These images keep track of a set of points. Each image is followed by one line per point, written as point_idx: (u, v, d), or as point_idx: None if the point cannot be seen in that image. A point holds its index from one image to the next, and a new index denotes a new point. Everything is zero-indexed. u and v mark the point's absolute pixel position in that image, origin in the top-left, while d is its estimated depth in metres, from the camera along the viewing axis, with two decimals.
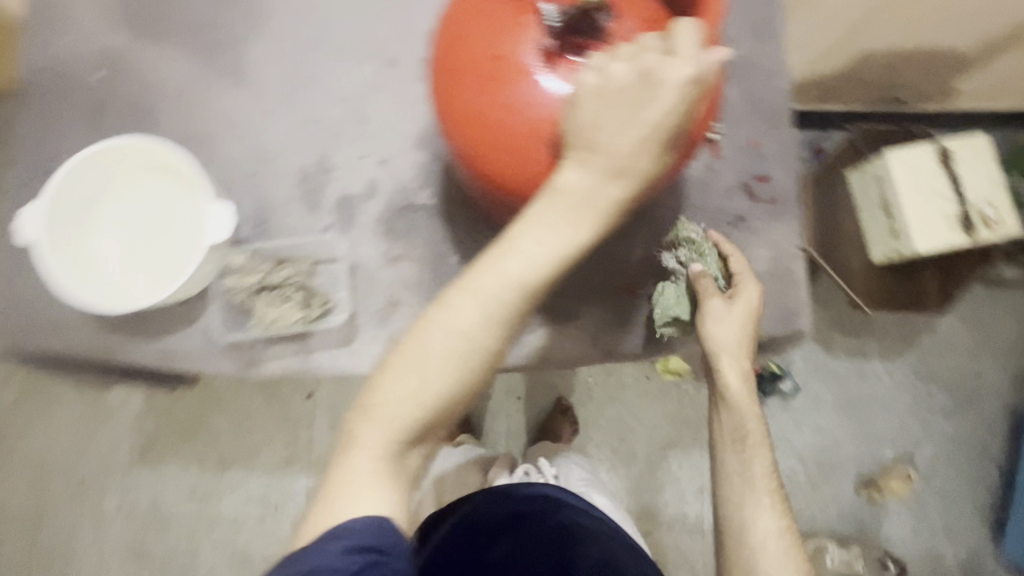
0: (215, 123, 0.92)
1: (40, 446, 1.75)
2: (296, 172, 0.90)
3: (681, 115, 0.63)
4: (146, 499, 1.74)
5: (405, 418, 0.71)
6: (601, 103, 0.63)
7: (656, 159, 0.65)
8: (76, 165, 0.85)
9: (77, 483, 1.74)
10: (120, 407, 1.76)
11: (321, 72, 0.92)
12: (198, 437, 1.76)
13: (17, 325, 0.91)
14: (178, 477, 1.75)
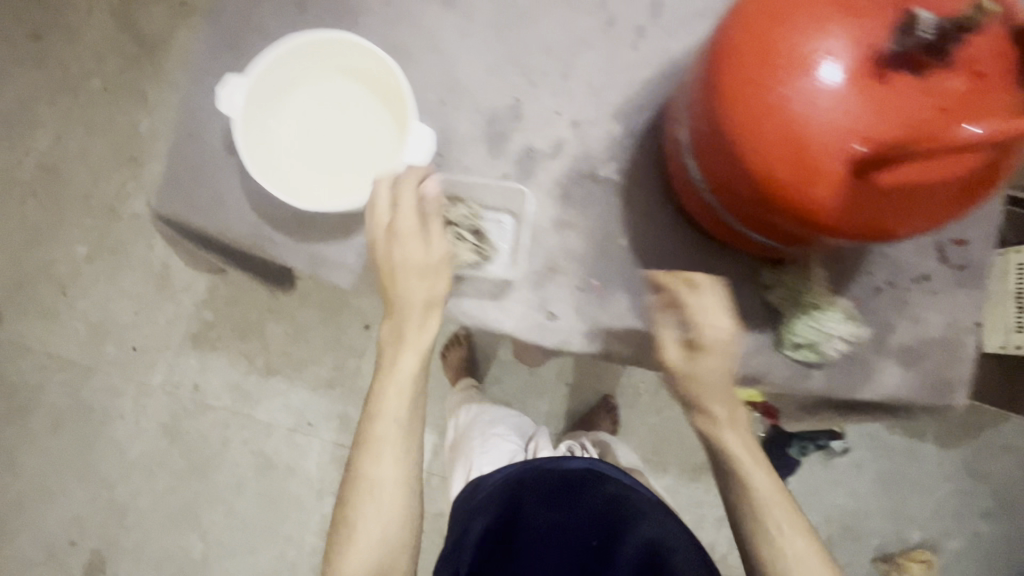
0: (412, 40, 0.77)
1: (102, 307, 1.78)
2: (484, 113, 0.76)
3: (824, 174, 0.53)
4: (190, 383, 1.77)
5: (390, 444, 0.80)
6: (747, 131, 0.56)
7: (786, 212, 0.57)
8: (285, 46, 0.67)
9: (130, 350, 1.78)
10: (184, 289, 1.78)
11: (541, 10, 0.77)
12: (251, 337, 1.77)
13: (163, 184, 0.76)
14: (224, 370, 1.77)
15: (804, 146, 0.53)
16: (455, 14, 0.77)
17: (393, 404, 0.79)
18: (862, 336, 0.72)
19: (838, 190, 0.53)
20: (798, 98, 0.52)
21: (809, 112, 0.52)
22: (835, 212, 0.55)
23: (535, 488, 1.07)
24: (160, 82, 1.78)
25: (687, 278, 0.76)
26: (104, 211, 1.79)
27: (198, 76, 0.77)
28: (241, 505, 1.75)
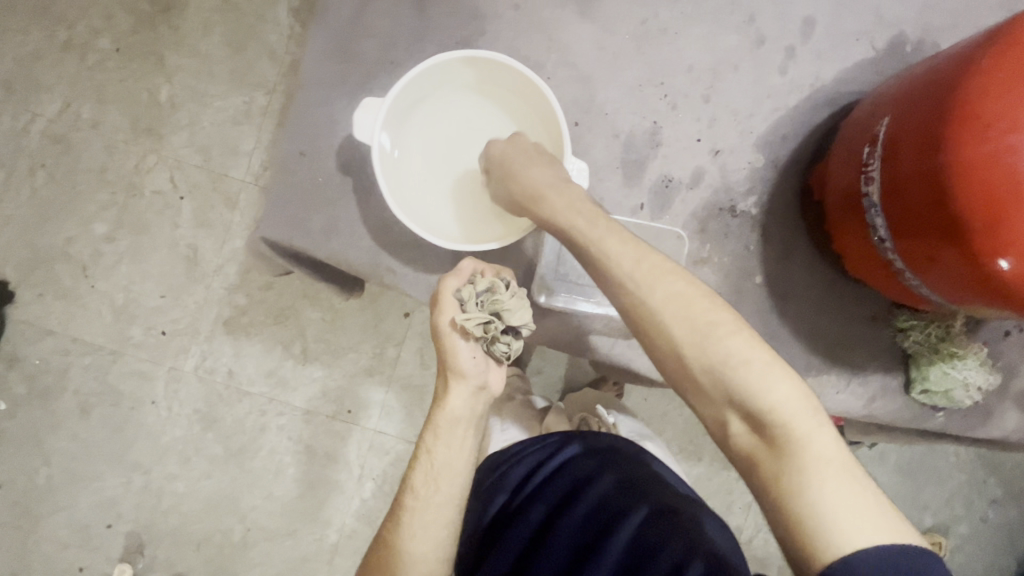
0: (547, 55, 0.71)
1: (123, 286, 1.32)
2: (621, 137, 0.71)
3: (994, 214, 0.46)
4: (225, 369, 1.33)
5: (435, 521, 0.64)
6: (923, 154, 0.52)
7: (941, 245, 0.51)
8: (426, 66, 0.61)
9: (156, 335, 1.33)
10: (216, 263, 1.33)
11: (685, 28, 0.71)
12: (287, 322, 1.33)
13: (270, 206, 0.70)
14: (258, 358, 1.33)
15: (976, 180, 0.47)
16: (592, 27, 0.71)
17: (441, 462, 0.66)
18: (991, 382, 0.72)
19: (1007, 241, 0.46)
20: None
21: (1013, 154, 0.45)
22: (1016, 274, 0.47)
23: (533, 457, 0.78)
24: (177, 44, 1.32)
25: (816, 317, 0.73)
26: (122, 182, 1.32)
27: (304, 84, 0.70)
28: (269, 523, 1.32)
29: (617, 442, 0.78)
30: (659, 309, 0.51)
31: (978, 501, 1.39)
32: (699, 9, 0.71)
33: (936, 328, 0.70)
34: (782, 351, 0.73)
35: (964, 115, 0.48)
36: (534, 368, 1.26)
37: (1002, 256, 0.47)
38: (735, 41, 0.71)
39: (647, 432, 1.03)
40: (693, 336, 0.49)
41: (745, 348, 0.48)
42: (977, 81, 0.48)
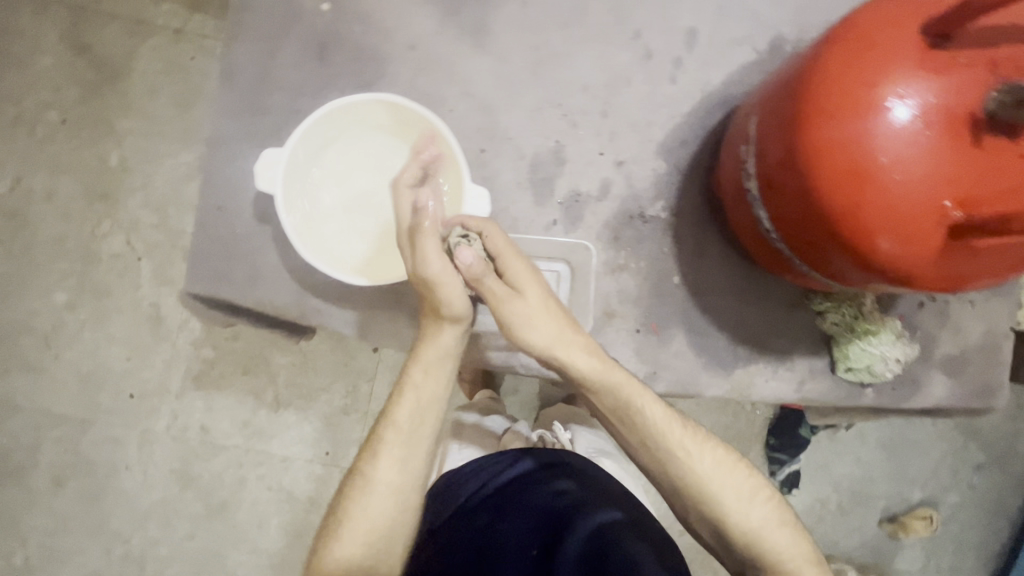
0: (449, 89, 0.74)
1: (89, 353, 1.32)
2: (527, 158, 0.74)
3: (853, 201, 0.50)
4: (198, 425, 1.32)
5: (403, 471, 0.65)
6: (785, 150, 0.55)
7: (815, 232, 0.55)
8: (319, 113, 0.63)
9: (126, 399, 1.32)
10: (180, 320, 1.33)
11: (576, 51, 0.75)
12: (256, 370, 1.33)
13: (196, 261, 0.72)
14: (231, 411, 1.32)
15: (833, 170, 0.50)
16: (488, 58, 0.74)
17: (410, 422, 0.65)
18: (910, 353, 0.74)
19: (868, 224, 0.50)
20: (866, 138, 0.48)
21: (858, 145, 0.49)
22: (881, 252, 0.51)
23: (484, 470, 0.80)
24: (125, 110, 1.34)
25: (736, 311, 0.76)
26: (79, 250, 1.33)
27: (220, 141, 0.72)
28: None
29: (569, 456, 0.82)
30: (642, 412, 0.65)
31: (963, 470, 1.40)
32: (588, 32, 0.75)
33: (848, 308, 0.73)
34: (709, 346, 0.76)
35: (811, 107, 0.52)
36: (507, 389, 1.28)
37: (868, 237, 0.50)
38: (624, 58, 0.75)
39: (607, 444, 1.06)
40: (676, 444, 0.65)
41: (707, 448, 0.65)
42: (818, 75, 0.52)
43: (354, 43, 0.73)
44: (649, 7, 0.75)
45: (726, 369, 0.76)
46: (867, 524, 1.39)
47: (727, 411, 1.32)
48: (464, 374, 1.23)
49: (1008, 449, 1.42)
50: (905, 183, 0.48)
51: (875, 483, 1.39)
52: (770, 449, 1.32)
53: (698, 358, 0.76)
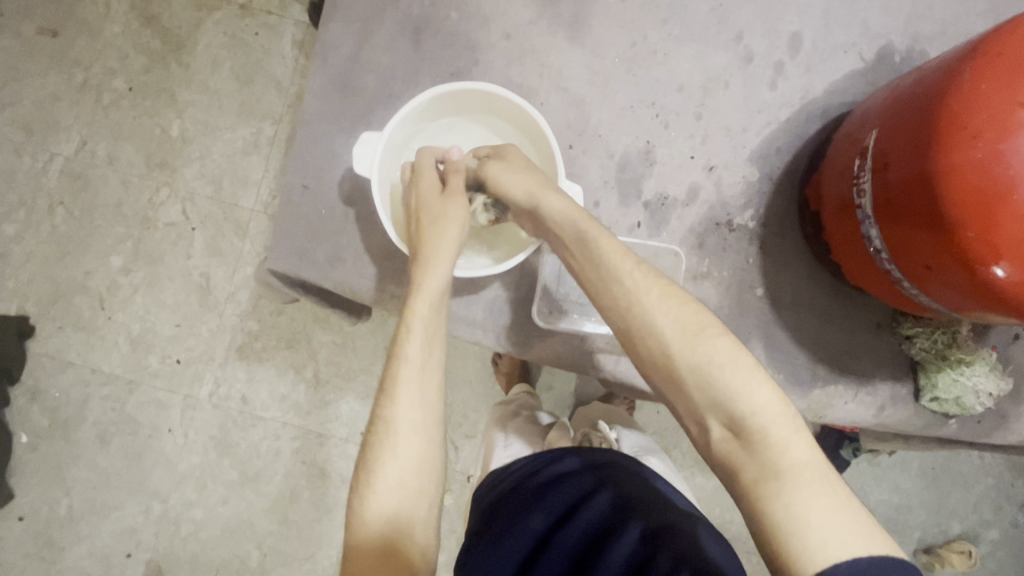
0: (540, 81, 0.72)
1: (139, 316, 1.36)
2: (615, 157, 0.73)
3: (983, 219, 0.47)
4: (239, 396, 1.35)
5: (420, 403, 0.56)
6: (915, 161, 0.52)
7: (932, 249, 0.52)
8: (424, 97, 0.63)
9: (171, 363, 1.35)
10: (229, 291, 1.36)
11: (672, 50, 0.73)
12: (299, 347, 1.35)
13: (276, 237, 0.72)
14: (271, 383, 1.35)
15: (964, 189, 0.47)
16: (582, 51, 0.72)
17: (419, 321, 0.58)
18: (1002, 387, 0.71)
19: (997, 247, 0.46)
20: (1015, 163, 0.45)
21: (1000, 165, 0.45)
22: (1007, 280, 0.47)
23: (538, 468, 0.78)
24: (187, 81, 1.36)
25: (821, 328, 0.73)
26: (136, 216, 1.36)
27: (307, 120, 0.73)
28: (285, 548, 1.33)
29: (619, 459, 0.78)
30: (646, 308, 0.54)
31: (1007, 505, 1.35)
32: (687, 30, 0.73)
33: (942, 335, 0.69)
34: (786, 361, 0.73)
35: (953, 127, 0.49)
36: (544, 385, 1.28)
37: (993, 262, 0.47)
38: (719, 60, 0.73)
39: (651, 443, 1.04)
40: (681, 337, 0.52)
41: (724, 350, 0.50)
42: (966, 91, 0.48)
43: (448, 30, 0.72)
44: (751, 7, 0.73)
45: (801, 386, 0.74)
46: (901, 553, 1.35)
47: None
48: (503, 366, 1.24)
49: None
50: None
51: (913, 512, 1.35)
52: None
53: (773, 373, 0.73)
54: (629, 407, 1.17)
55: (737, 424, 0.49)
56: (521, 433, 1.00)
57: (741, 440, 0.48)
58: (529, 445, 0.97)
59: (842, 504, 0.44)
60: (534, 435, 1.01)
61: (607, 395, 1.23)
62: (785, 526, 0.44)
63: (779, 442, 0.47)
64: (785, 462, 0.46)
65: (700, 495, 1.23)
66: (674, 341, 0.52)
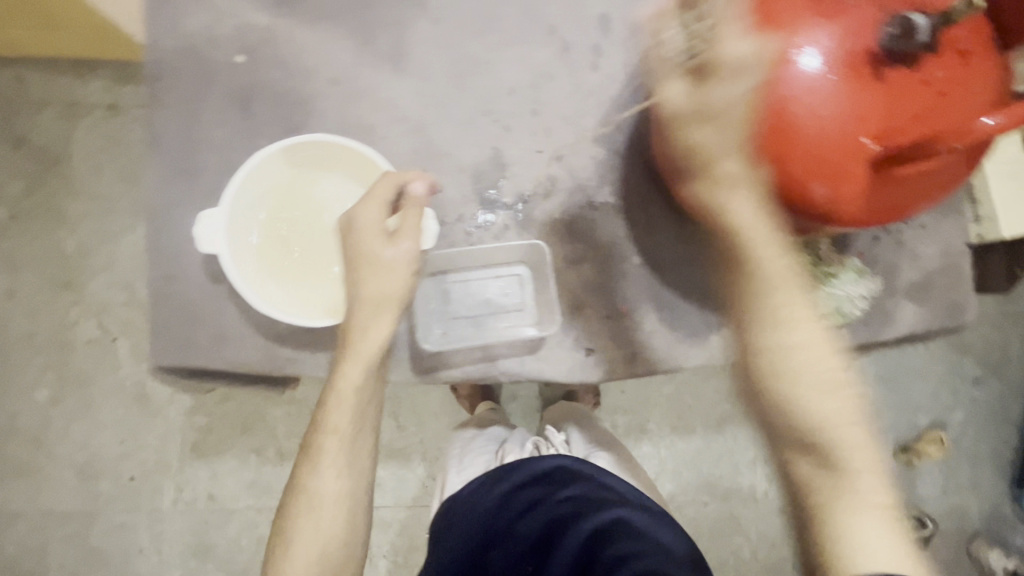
0: (377, 116, 0.74)
1: (81, 444, 1.29)
2: (469, 170, 0.75)
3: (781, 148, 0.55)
4: (205, 494, 1.29)
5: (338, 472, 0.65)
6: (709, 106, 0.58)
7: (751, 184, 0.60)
8: (253, 163, 0.62)
9: (128, 481, 1.29)
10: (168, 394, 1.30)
11: (493, 59, 0.75)
12: (254, 429, 1.30)
13: (155, 334, 0.71)
14: (235, 472, 1.30)
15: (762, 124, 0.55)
16: (411, 79, 0.74)
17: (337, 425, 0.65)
18: (872, 288, 0.77)
19: (801, 168, 0.55)
20: (790, 90, 0.53)
21: (787, 97, 0.53)
22: (818, 195, 0.56)
23: (492, 482, 0.82)
24: (71, 191, 1.29)
25: (701, 278, 0.76)
26: (52, 341, 1.29)
27: (159, 210, 0.72)
28: None
29: (591, 473, 0.80)
30: (802, 366, 0.58)
31: (961, 386, 1.34)
32: (505, 35, 0.76)
33: (807, 255, 0.75)
34: (679, 316, 0.76)
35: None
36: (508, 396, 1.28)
37: (805, 183, 0.56)
38: (539, 57, 0.76)
39: (607, 438, 1.06)
40: (833, 391, 0.58)
41: (845, 406, 0.58)
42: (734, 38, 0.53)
43: (276, 92, 0.73)
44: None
45: (700, 336, 0.76)
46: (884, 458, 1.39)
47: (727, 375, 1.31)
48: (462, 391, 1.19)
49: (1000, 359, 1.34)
50: (848, 131, 0.53)
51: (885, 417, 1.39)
52: None
53: (670, 331, 0.76)
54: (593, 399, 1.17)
55: (837, 459, 0.57)
56: (477, 451, 1.00)
57: (836, 477, 0.57)
58: (485, 461, 0.97)
59: (885, 516, 0.56)
60: (491, 449, 1.00)
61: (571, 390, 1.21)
62: (839, 554, 0.55)
63: (866, 476, 0.57)
64: (824, 487, 0.57)
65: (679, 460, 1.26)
66: (822, 398, 0.57)
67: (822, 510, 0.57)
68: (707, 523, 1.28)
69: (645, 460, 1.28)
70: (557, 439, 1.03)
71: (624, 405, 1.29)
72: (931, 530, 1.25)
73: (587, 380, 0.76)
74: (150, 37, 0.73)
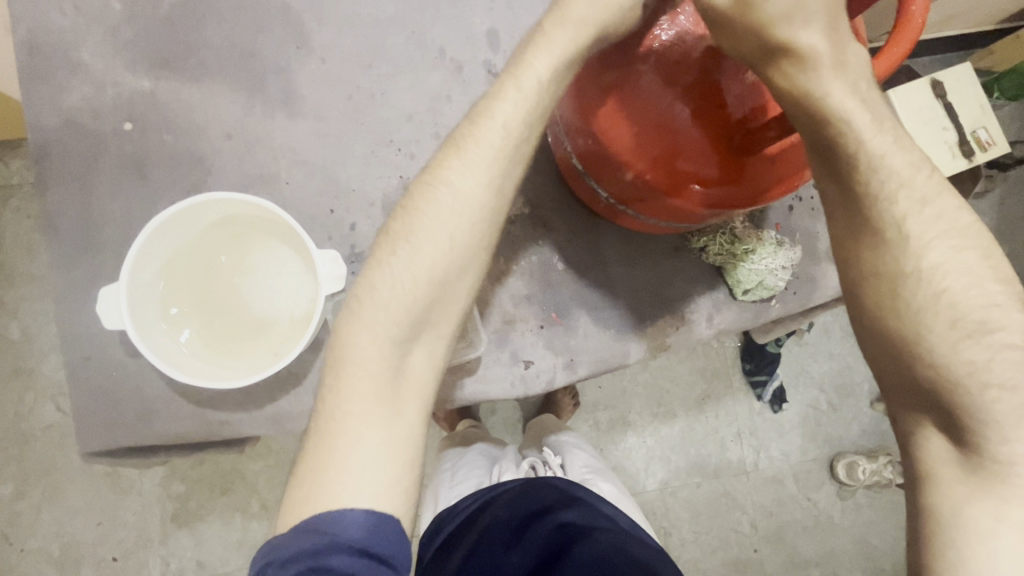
0: (278, 163, 0.73)
1: (47, 537, 1.16)
2: (378, 203, 0.74)
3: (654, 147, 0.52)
4: (195, 563, 1.17)
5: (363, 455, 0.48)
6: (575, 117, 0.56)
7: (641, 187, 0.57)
8: (145, 238, 0.60)
9: (111, 563, 1.16)
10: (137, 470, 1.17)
11: (387, 89, 0.75)
12: (236, 488, 1.18)
13: (81, 419, 0.69)
14: (222, 537, 1.17)
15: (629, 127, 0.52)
16: (306, 121, 0.74)
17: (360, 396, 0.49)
18: (794, 258, 0.77)
19: (680, 165, 0.52)
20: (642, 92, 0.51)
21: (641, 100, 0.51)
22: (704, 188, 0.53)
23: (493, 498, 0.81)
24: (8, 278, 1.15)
25: (626, 274, 0.77)
26: (10, 435, 1.15)
27: (64, 292, 0.70)
28: None
29: (591, 499, 0.81)
30: (955, 308, 0.44)
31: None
32: (394, 64, 0.75)
33: (723, 235, 0.75)
34: (612, 315, 0.77)
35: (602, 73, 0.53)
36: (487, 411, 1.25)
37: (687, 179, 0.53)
38: (431, 81, 0.76)
39: (599, 463, 1.02)
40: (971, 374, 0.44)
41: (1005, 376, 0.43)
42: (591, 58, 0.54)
43: (169, 154, 0.72)
44: (441, 22, 0.76)
45: (635, 330, 0.77)
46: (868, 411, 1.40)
47: (700, 354, 1.30)
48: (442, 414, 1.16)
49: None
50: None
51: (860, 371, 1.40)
52: (749, 374, 1.28)
53: (606, 329, 0.77)
54: (572, 399, 1.19)
55: (978, 444, 0.44)
56: (472, 466, 0.96)
57: (983, 476, 0.43)
58: (477, 480, 0.93)
59: None
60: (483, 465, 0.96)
61: (551, 395, 1.19)
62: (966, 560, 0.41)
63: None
64: (961, 489, 0.43)
65: (666, 446, 1.27)
66: (964, 363, 0.44)
67: (944, 504, 0.44)
68: (703, 504, 1.27)
69: (632, 452, 1.26)
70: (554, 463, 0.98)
71: (604, 401, 1.27)
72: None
73: (531, 392, 0.75)
74: (30, 118, 0.71)
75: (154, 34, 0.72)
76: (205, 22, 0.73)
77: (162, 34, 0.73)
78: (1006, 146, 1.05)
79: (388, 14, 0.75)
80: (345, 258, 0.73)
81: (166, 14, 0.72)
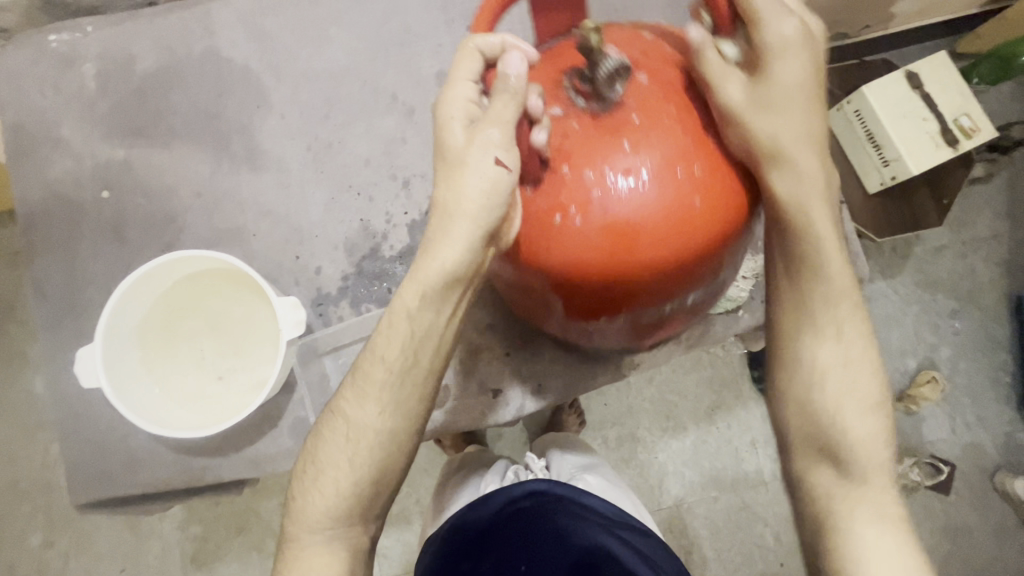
0: (245, 216, 0.77)
1: None
2: (341, 245, 0.77)
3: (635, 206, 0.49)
4: None
5: (338, 510, 0.56)
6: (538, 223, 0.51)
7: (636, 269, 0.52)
8: (118, 299, 0.64)
9: None
10: (148, 518, 1.15)
11: (343, 137, 0.79)
12: (246, 535, 1.14)
13: (73, 473, 0.73)
14: None
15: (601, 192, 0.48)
16: (268, 174, 0.78)
17: (336, 470, 0.57)
18: (758, 268, 0.77)
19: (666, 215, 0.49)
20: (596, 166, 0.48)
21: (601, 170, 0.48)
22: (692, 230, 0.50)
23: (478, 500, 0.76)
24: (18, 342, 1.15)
25: None
26: (35, 486, 1.14)
27: (53, 352, 0.75)
28: None
29: (569, 493, 0.74)
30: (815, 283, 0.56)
31: (940, 320, 1.22)
32: (348, 114, 0.79)
33: None
34: (578, 335, 0.77)
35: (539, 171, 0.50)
36: (493, 435, 1.18)
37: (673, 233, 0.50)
38: (384, 125, 0.79)
39: (591, 458, 0.95)
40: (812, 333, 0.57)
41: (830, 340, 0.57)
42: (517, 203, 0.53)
43: (144, 217, 0.76)
44: (391, 69, 0.80)
45: (602, 349, 0.77)
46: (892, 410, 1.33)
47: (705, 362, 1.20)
48: (446, 441, 1.08)
49: (972, 285, 1.23)
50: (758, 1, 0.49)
51: None
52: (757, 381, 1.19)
53: (573, 350, 0.77)
54: (577, 419, 1.14)
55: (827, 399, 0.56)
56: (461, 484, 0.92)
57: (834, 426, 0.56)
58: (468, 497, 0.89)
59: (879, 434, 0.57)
60: (472, 482, 0.91)
61: (555, 414, 1.13)
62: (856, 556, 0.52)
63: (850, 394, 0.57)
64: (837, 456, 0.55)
65: (681, 461, 1.18)
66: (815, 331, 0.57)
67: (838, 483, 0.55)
68: (724, 521, 1.17)
69: (645, 469, 1.18)
70: (537, 465, 0.93)
71: (611, 417, 1.19)
72: (943, 473, 1.16)
73: (503, 417, 0.76)
74: (19, 195, 0.77)
75: (128, 106, 0.78)
76: (171, 92, 0.78)
77: (134, 106, 0.78)
78: (992, 131, 1.00)
79: (338, 69, 0.79)
80: (312, 299, 0.76)
81: (138, 89, 0.78)
